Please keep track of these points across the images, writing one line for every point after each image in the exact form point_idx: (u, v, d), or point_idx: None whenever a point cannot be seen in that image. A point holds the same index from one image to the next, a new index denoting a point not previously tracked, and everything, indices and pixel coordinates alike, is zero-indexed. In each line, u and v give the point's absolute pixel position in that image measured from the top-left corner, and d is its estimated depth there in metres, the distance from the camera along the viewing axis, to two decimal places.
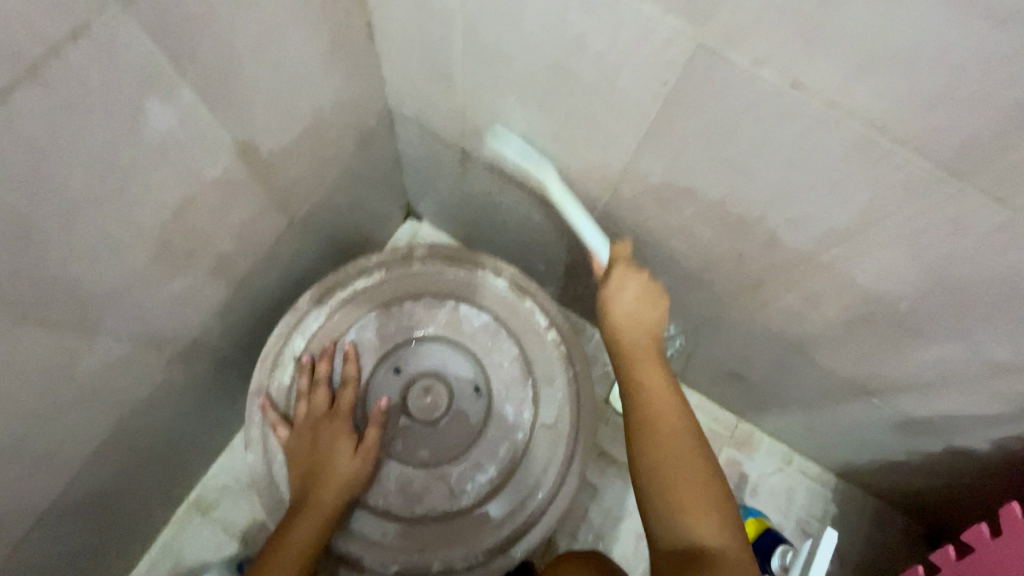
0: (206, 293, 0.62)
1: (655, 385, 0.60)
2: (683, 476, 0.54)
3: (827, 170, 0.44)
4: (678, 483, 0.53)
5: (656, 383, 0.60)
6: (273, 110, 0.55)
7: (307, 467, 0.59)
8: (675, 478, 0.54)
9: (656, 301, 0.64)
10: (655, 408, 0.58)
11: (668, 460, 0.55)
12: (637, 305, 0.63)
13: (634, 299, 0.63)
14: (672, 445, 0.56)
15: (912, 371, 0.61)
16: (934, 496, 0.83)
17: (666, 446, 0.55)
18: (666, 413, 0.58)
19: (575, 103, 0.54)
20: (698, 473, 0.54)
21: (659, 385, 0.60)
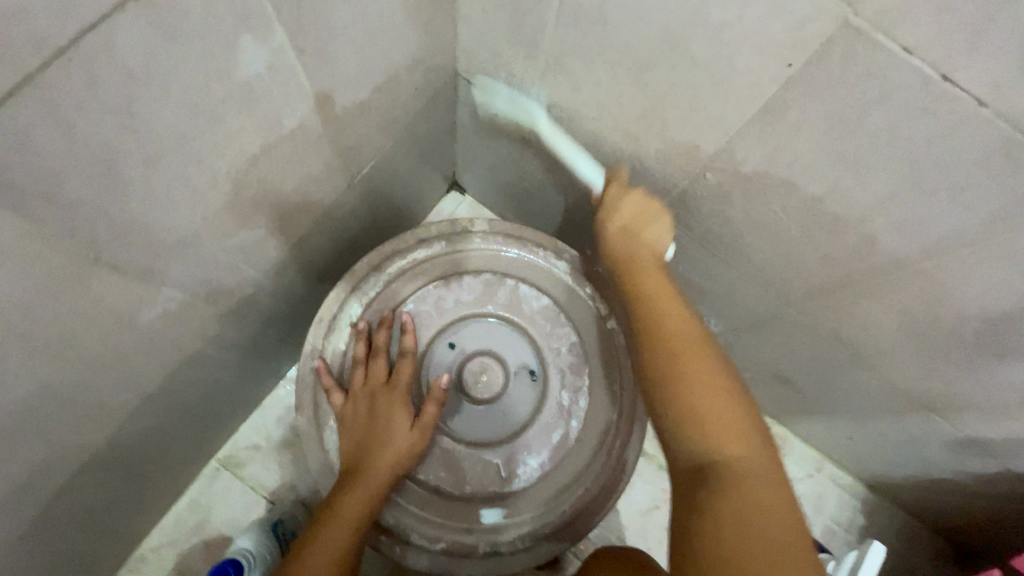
0: (265, 249, 0.60)
1: (659, 298, 0.58)
2: (696, 390, 0.51)
3: (953, 172, 0.42)
4: (696, 397, 0.51)
5: (661, 297, 0.58)
6: (353, 61, 0.52)
7: (361, 437, 0.57)
8: (690, 393, 0.51)
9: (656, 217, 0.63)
10: (661, 323, 0.56)
11: (677, 376, 0.52)
12: (636, 223, 0.62)
13: (633, 215, 0.63)
14: (681, 360, 0.53)
15: (987, 390, 0.59)
16: (971, 518, 0.81)
17: (674, 363, 0.53)
18: (673, 326, 0.55)
19: (676, 80, 0.51)
20: (712, 382, 0.51)
21: (665, 299, 0.58)
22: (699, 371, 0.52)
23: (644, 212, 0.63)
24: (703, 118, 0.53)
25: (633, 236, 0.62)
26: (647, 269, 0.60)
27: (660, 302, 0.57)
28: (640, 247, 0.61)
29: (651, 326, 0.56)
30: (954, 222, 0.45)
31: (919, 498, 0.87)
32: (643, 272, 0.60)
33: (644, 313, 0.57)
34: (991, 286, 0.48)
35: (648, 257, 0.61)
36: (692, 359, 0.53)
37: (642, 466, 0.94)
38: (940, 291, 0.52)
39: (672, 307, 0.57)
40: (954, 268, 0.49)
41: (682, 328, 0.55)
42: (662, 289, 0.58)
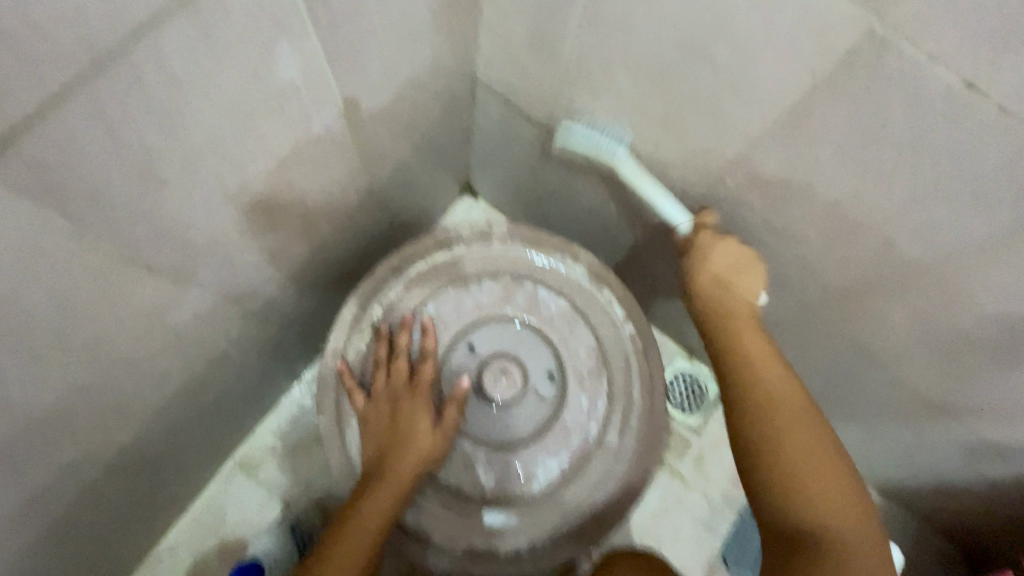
0: (289, 251, 0.60)
1: (757, 356, 0.57)
2: (798, 457, 0.52)
3: (973, 179, 0.43)
4: (798, 464, 0.52)
5: (759, 355, 0.57)
6: (379, 67, 0.53)
7: (384, 438, 0.58)
8: (791, 459, 0.52)
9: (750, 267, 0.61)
10: (758, 383, 0.56)
11: (779, 440, 0.53)
12: (733, 273, 0.60)
13: (726, 265, 0.60)
14: (783, 425, 0.54)
15: (1003, 395, 0.60)
16: (984, 523, 0.82)
17: (776, 426, 0.54)
18: (772, 388, 0.56)
19: (698, 87, 0.52)
20: (823, 457, 0.52)
21: (763, 358, 0.57)
22: (800, 436, 0.53)
23: (740, 257, 0.61)
24: (724, 124, 0.53)
25: (727, 286, 0.60)
26: (747, 326, 0.59)
27: (757, 361, 0.57)
28: (733, 302, 0.60)
29: (749, 386, 0.56)
30: (975, 227, 0.46)
31: (930, 503, 0.88)
32: (742, 329, 0.59)
33: (741, 372, 0.57)
34: (1010, 291, 0.49)
35: (742, 310, 0.60)
36: (795, 424, 0.54)
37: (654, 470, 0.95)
38: (959, 295, 0.53)
39: (771, 368, 0.57)
40: (973, 273, 0.49)
41: (782, 389, 0.56)
42: (759, 347, 0.58)
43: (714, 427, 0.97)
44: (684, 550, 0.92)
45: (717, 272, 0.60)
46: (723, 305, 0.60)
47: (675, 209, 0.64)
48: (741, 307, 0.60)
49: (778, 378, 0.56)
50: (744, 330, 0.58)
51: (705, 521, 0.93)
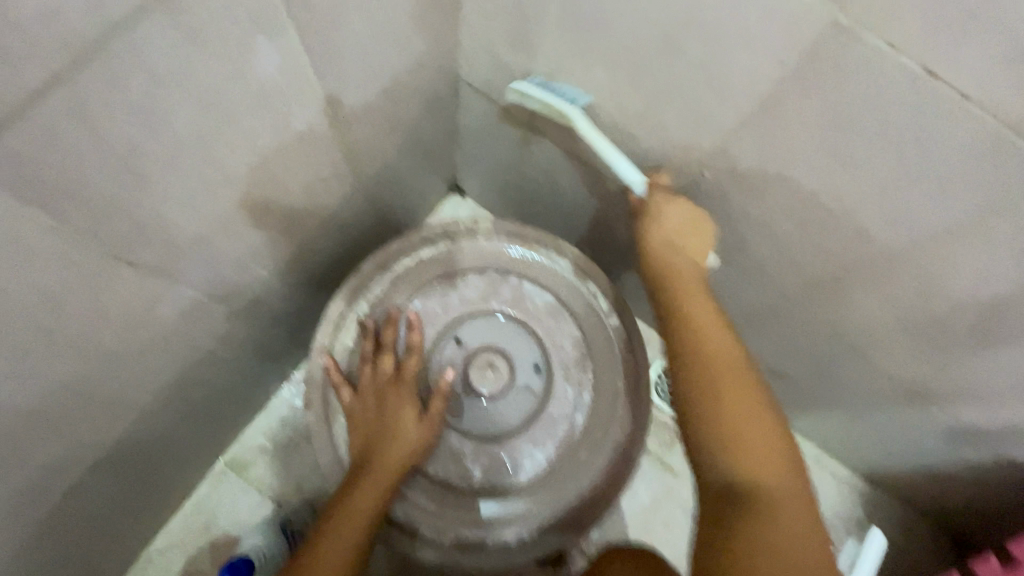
0: (273, 250, 0.61)
1: (701, 319, 0.58)
2: (734, 407, 0.54)
3: (940, 165, 0.44)
4: (731, 414, 0.54)
5: (704, 315, 0.58)
6: (360, 64, 0.54)
7: (370, 432, 0.58)
8: (726, 413, 0.54)
9: (700, 225, 0.62)
10: (701, 342, 0.57)
11: (716, 396, 0.55)
12: (681, 233, 0.61)
13: (677, 228, 0.61)
14: (722, 379, 0.55)
15: (980, 378, 0.61)
16: (969, 507, 0.83)
17: (713, 381, 0.55)
18: (713, 345, 0.57)
19: (673, 81, 0.53)
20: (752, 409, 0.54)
21: (704, 318, 0.58)
22: (734, 390, 0.55)
23: (692, 220, 0.61)
24: (700, 117, 0.54)
25: (677, 248, 0.61)
26: (693, 287, 0.60)
27: (702, 323, 0.58)
28: (683, 265, 0.61)
29: (693, 343, 0.58)
30: (942, 213, 0.47)
31: (916, 489, 0.89)
32: (688, 291, 0.60)
33: (689, 332, 0.58)
34: (980, 275, 0.50)
35: (689, 273, 0.61)
36: (732, 378, 0.55)
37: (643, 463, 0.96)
38: (932, 281, 0.54)
39: (714, 328, 0.58)
40: (943, 258, 0.51)
41: (723, 348, 0.57)
42: (701, 307, 0.59)
43: None
44: (675, 541, 0.93)
45: (669, 232, 0.61)
46: (672, 268, 0.61)
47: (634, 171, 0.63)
48: (686, 263, 0.61)
49: (719, 338, 0.58)
50: (687, 286, 0.60)
51: (695, 513, 0.94)
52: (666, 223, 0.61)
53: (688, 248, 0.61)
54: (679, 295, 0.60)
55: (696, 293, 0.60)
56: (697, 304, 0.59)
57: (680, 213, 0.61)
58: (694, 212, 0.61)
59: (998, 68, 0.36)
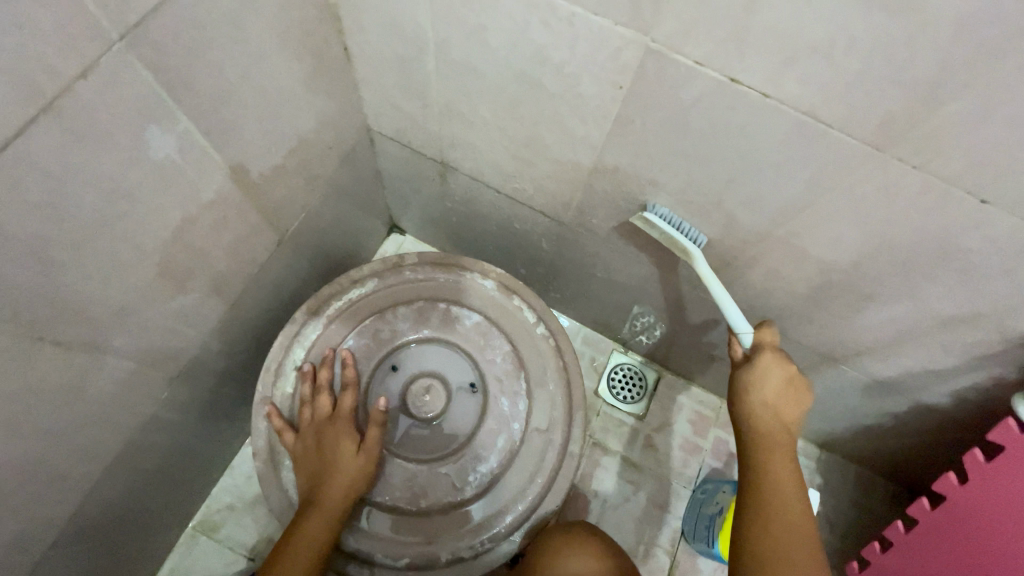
0: (204, 310, 0.64)
1: (782, 484, 0.56)
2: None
3: (769, 153, 0.50)
4: None
5: (787, 482, 0.57)
6: (261, 132, 0.59)
7: (314, 469, 0.60)
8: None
9: (800, 391, 0.60)
10: (780, 511, 0.55)
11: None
12: (781, 397, 0.59)
13: (780, 390, 0.59)
14: (789, 544, 0.53)
15: (871, 334, 0.67)
16: (907, 454, 0.89)
17: (783, 553, 0.53)
18: (795, 518, 0.55)
19: (543, 109, 0.59)
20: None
21: (788, 489, 0.56)
22: (807, 575, 0.52)
23: (793, 383, 0.60)
24: (576, 137, 0.60)
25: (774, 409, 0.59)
26: (779, 449, 0.58)
27: (784, 489, 0.56)
28: (776, 425, 0.58)
29: (774, 511, 0.55)
30: (786, 192, 0.53)
31: (861, 447, 0.94)
32: (777, 455, 0.57)
33: (769, 494, 0.56)
34: (833, 243, 0.56)
35: (784, 437, 0.58)
36: (805, 560, 0.53)
37: (607, 463, 0.99)
38: (801, 254, 0.60)
39: (794, 494, 0.56)
40: (801, 232, 0.57)
41: (799, 517, 0.55)
42: (789, 474, 0.57)
43: (658, 411, 1.02)
44: (647, 534, 0.96)
45: (769, 393, 0.59)
46: (768, 425, 0.59)
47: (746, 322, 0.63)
48: (779, 422, 0.59)
49: (799, 512, 0.55)
50: (775, 441, 0.58)
51: (662, 503, 0.97)
52: (768, 385, 0.59)
53: (784, 413, 0.59)
54: (766, 449, 0.58)
55: (781, 450, 0.58)
56: (778, 462, 0.57)
57: (781, 376, 0.60)
58: (796, 375, 0.60)
59: (779, 68, 0.42)
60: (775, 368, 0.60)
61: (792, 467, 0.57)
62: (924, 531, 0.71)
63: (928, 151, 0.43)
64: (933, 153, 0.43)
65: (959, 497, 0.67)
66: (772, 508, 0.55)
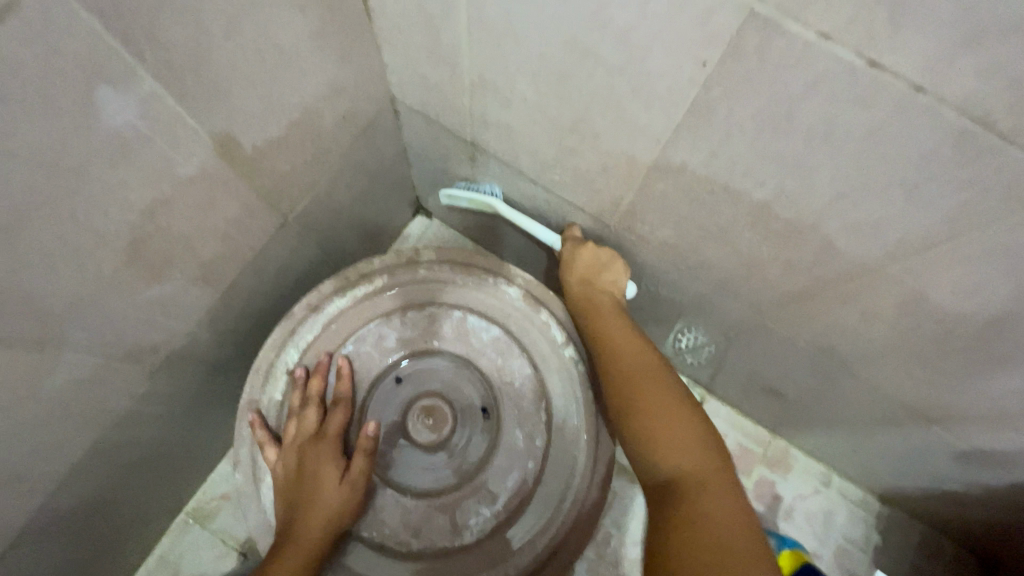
0: (189, 300, 0.57)
1: (612, 342, 0.57)
2: (667, 427, 0.50)
3: (903, 169, 0.36)
4: (659, 430, 0.50)
5: (620, 332, 0.57)
6: (255, 99, 0.50)
7: (292, 495, 0.52)
8: (656, 432, 0.50)
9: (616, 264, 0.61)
10: (621, 361, 0.55)
11: (645, 416, 0.51)
12: (593, 269, 0.61)
13: (589, 262, 0.62)
14: (635, 382, 0.53)
15: (988, 401, 0.53)
16: (994, 528, 0.74)
17: (631, 387, 0.53)
18: (629, 361, 0.55)
19: (596, 88, 0.47)
20: (664, 401, 0.52)
21: (622, 338, 0.57)
22: (662, 402, 0.52)
23: (603, 253, 0.62)
24: (635, 126, 0.48)
25: (596, 284, 0.61)
26: (599, 310, 0.59)
27: (620, 346, 0.56)
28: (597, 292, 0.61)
29: (611, 363, 0.56)
30: (917, 222, 0.39)
31: (935, 510, 0.80)
32: (604, 315, 0.59)
33: (607, 352, 0.56)
34: (968, 293, 0.42)
35: (603, 297, 0.61)
36: (657, 394, 0.52)
37: (632, 492, 0.88)
38: (915, 300, 0.46)
39: (633, 346, 0.56)
40: (924, 273, 0.43)
41: (640, 359, 0.55)
42: (617, 327, 0.58)
43: None
44: None
45: (580, 271, 0.61)
46: (583, 294, 0.61)
47: (550, 235, 0.71)
48: (599, 289, 0.61)
49: (639, 353, 0.56)
50: (597, 307, 0.60)
51: None
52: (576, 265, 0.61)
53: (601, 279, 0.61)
54: (592, 317, 0.59)
55: (608, 311, 0.59)
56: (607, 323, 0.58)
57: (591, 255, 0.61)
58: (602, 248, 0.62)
59: (949, 52, 0.29)
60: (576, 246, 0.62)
61: (621, 320, 0.59)
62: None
63: None
64: None
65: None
66: (615, 360, 0.56)
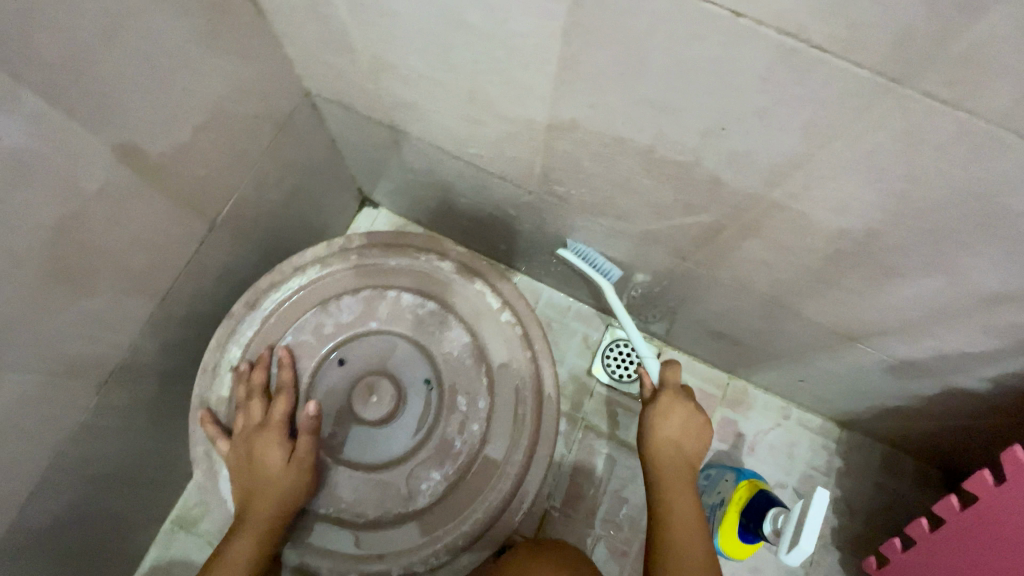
0: (125, 311, 0.58)
1: (681, 521, 0.60)
2: None
3: (751, 96, 0.38)
4: None
5: (690, 518, 0.60)
6: (154, 107, 0.51)
7: (245, 482, 0.55)
8: None
9: (702, 434, 0.65)
10: (679, 554, 0.58)
11: None
12: (681, 436, 0.64)
13: (680, 429, 0.65)
14: (683, 570, 0.57)
15: (895, 312, 0.55)
16: (940, 436, 0.78)
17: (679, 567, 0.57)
18: (687, 547, 0.58)
19: (477, 55, 0.48)
20: None
21: (688, 517, 0.60)
22: None
23: (693, 424, 0.65)
24: (521, 88, 0.49)
25: (681, 449, 0.64)
26: (676, 488, 0.62)
27: (684, 526, 0.60)
28: (679, 464, 0.63)
29: (669, 555, 0.58)
30: (779, 147, 0.41)
31: (888, 427, 0.84)
32: (678, 494, 0.62)
33: (669, 523, 0.60)
34: (843, 208, 0.44)
35: (683, 470, 0.63)
36: None
37: (600, 447, 0.91)
38: (802, 222, 0.48)
39: (694, 526, 0.60)
40: (801, 194, 0.45)
41: (695, 554, 0.58)
42: (686, 511, 0.60)
43: None
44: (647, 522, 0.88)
45: (674, 432, 0.64)
46: (666, 459, 0.64)
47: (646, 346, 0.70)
48: (682, 463, 0.64)
49: (697, 538, 0.59)
50: (676, 485, 0.62)
51: None
52: (667, 424, 0.65)
53: (686, 452, 0.64)
54: (667, 491, 0.62)
55: (685, 493, 0.62)
56: (682, 502, 0.61)
57: (683, 415, 0.65)
58: (695, 415, 0.66)
59: None
60: (676, 408, 0.65)
61: (695, 504, 0.61)
62: (980, 514, 0.61)
63: (967, 81, 0.31)
64: (972, 82, 0.31)
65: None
66: (672, 544, 0.59)
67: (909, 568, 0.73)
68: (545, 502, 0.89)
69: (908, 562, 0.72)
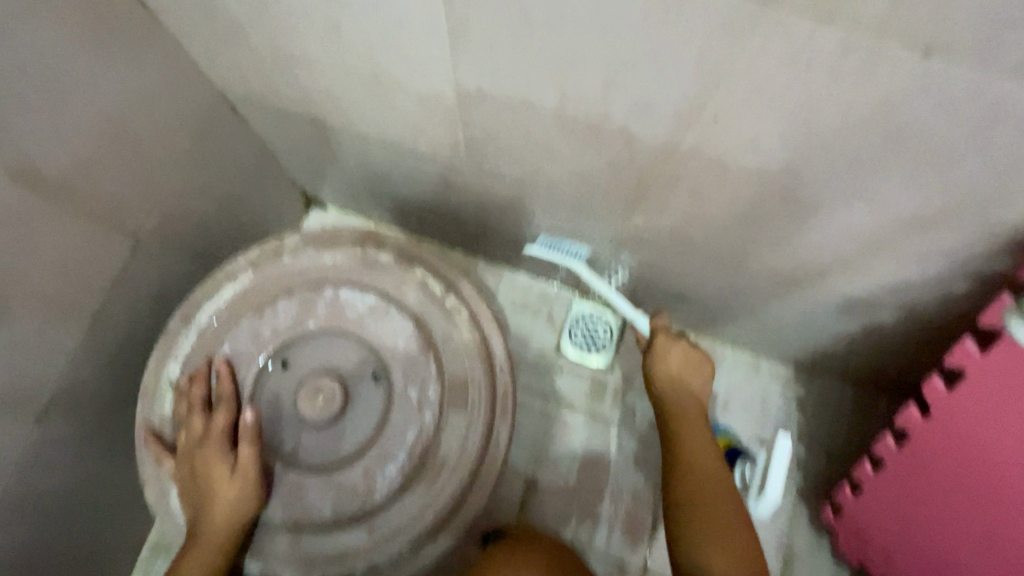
0: (51, 340, 0.56)
1: (692, 445, 0.63)
2: None
3: (637, 38, 0.36)
4: None
5: (701, 443, 0.63)
6: (43, 124, 0.49)
7: (195, 499, 0.55)
8: None
9: (702, 366, 0.68)
10: (695, 474, 0.61)
11: None
12: (685, 372, 0.67)
13: (682, 366, 0.67)
14: (701, 490, 0.59)
15: (832, 249, 0.54)
16: (904, 371, 0.78)
17: (696, 485, 0.60)
18: (701, 467, 0.61)
19: (369, 30, 0.46)
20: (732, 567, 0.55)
21: (699, 445, 0.63)
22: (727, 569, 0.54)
23: (692, 358, 0.68)
24: (420, 62, 0.48)
25: (685, 384, 0.67)
26: (687, 421, 0.65)
27: (696, 449, 0.62)
28: (686, 398, 0.66)
29: (685, 476, 0.61)
30: (678, 91, 0.40)
31: (854, 368, 0.84)
32: (689, 426, 0.64)
33: (681, 451, 0.63)
34: (755, 146, 0.43)
35: (691, 404, 0.66)
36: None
37: (575, 421, 0.91)
38: (720, 166, 0.47)
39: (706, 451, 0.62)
40: (711, 138, 0.44)
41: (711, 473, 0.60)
42: (697, 437, 0.63)
43: (625, 358, 0.93)
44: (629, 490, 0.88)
45: (675, 369, 0.67)
46: (674, 397, 0.67)
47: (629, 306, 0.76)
48: (689, 396, 0.66)
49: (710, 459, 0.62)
50: (684, 417, 0.65)
51: (638, 458, 0.90)
52: (669, 364, 0.68)
53: (691, 386, 0.67)
54: (678, 422, 0.65)
55: (694, 423, 0.65)
56: (693, 433, 0.64)
57: (681, 352, 0.68)
58: (692, 349, 0.68)
59: None
60: (673, 346, 0.68)
61: (704, 433, 0.64)
62: (914, 449, 0.61)
63: None
64: None
65: (948, 407, 0.55)
66: (687, 467, 0.61)
67: (864, 513, 0.71)
68: (525, 482, 0.88)
69: (862, 509, 0.71)
